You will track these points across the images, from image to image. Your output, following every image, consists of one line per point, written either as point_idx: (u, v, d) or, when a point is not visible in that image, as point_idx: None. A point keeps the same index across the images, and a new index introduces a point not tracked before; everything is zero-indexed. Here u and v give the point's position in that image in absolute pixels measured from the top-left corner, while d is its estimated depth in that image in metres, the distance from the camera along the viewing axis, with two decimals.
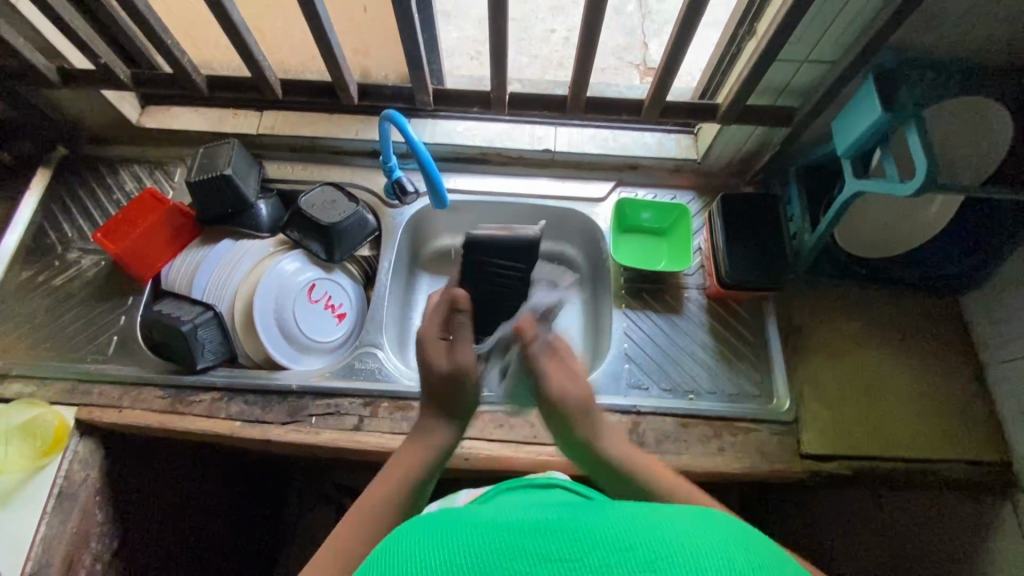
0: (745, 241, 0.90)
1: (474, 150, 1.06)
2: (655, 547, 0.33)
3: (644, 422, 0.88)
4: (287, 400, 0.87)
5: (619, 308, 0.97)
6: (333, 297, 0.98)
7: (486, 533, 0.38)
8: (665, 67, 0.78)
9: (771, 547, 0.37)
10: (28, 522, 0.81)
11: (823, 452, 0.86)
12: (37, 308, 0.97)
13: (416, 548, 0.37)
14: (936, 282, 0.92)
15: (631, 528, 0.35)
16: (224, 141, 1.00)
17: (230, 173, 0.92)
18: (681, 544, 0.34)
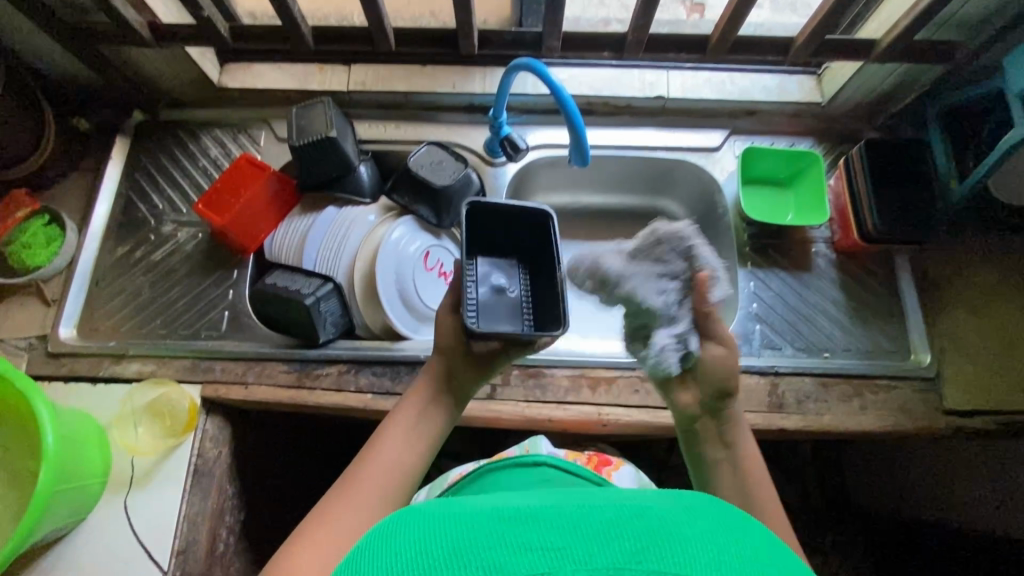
0: (891, 192, 0.85)
1: (580, 99, 0.99)
2: (640, 537, 0.34)
3: (783, 382, 0.85)
4: (416, 371, 0.85)
5: (743, 266, 0.93)
6: (445, 264, 0.94)
7: (478, 520, 0.37)
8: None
9: (751, 536, 0.38)
10: (171, 500, 0.80)
11: (966, 407, 0.84)
12: (140, 286, 0.93)
13: (409, 540, 0.36)
14: None
15: (616, 523, 0.35)
16: (317, 99, 0.94)
17: (335, 135, 0.87)
18: (661, 532, 0.34)
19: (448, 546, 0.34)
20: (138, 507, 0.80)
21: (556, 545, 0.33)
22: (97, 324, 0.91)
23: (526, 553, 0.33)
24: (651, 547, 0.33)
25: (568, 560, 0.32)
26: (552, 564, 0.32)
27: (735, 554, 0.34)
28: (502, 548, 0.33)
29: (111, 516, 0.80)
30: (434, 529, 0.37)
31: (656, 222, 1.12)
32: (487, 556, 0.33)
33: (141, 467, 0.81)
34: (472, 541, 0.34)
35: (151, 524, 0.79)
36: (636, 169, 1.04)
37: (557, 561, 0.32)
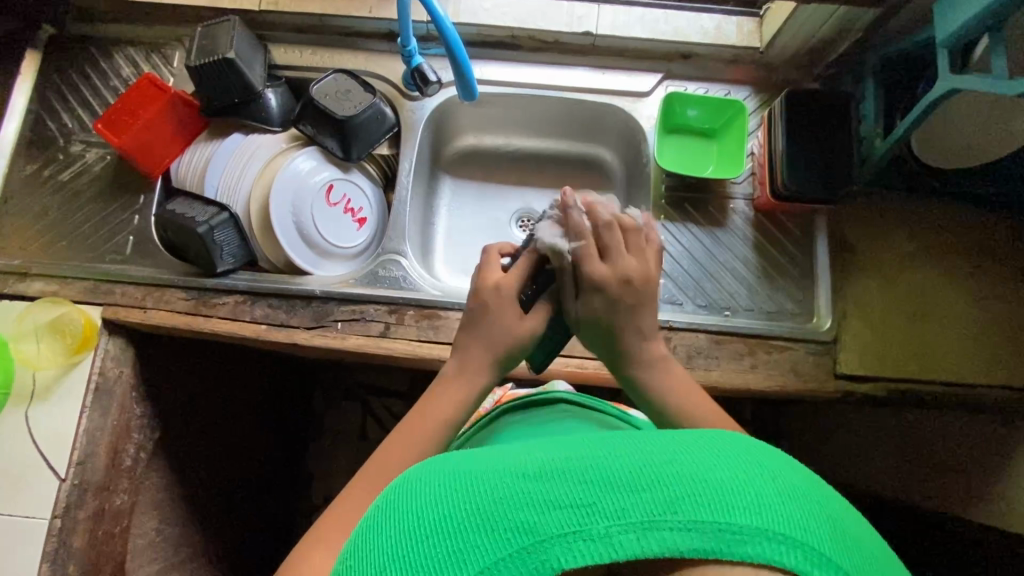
0: (810, 148, 0.80)
1: (504, 31, 0.93)
2: (679, 484, 0.32)
3: (676, 337, 0.84)
4: (312, 305, 0.86)
5: (657, 219, 0.91)
6: (353, 200, 0.92)
7: (508, 468, 0.35)
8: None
9: (804, 470, 0.36)
10: (70, 414, 0.84)
11: (859, 372, 0.83)
12: (49, 206, 0.93)
13: (437, 497, 0.36)
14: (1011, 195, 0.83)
15: (654, 471, 0.33)
16: (224, 17, 0.90)
17: (233, 57, 0.83)
18: (705, 479, 0.32)
19: (473, 507, 0.34)
20: (38, 419, 0.83)
21: (584, 501, 0.32)
22: (5, 241, 0.91)
23: (554, 512, 0.32)
24: (689, 495, 0.31)
25: (599, 516, 0.31)
26: (579, 522, 0.31)
27: (778, 491, 0.32)
28: (534, 508, 0.32)
29: (12, 425, 0.83)
30: (460, 486, 0.35)
31: (588, 169, 1.09)
32: (517, 518, 0.32)
33: (41, 382, 0.84)
34: (496, 499, 0.33)
35: (50, 435, 0.83)
36: (564, 111, 1.00)
37: (587, 517, 0.31)
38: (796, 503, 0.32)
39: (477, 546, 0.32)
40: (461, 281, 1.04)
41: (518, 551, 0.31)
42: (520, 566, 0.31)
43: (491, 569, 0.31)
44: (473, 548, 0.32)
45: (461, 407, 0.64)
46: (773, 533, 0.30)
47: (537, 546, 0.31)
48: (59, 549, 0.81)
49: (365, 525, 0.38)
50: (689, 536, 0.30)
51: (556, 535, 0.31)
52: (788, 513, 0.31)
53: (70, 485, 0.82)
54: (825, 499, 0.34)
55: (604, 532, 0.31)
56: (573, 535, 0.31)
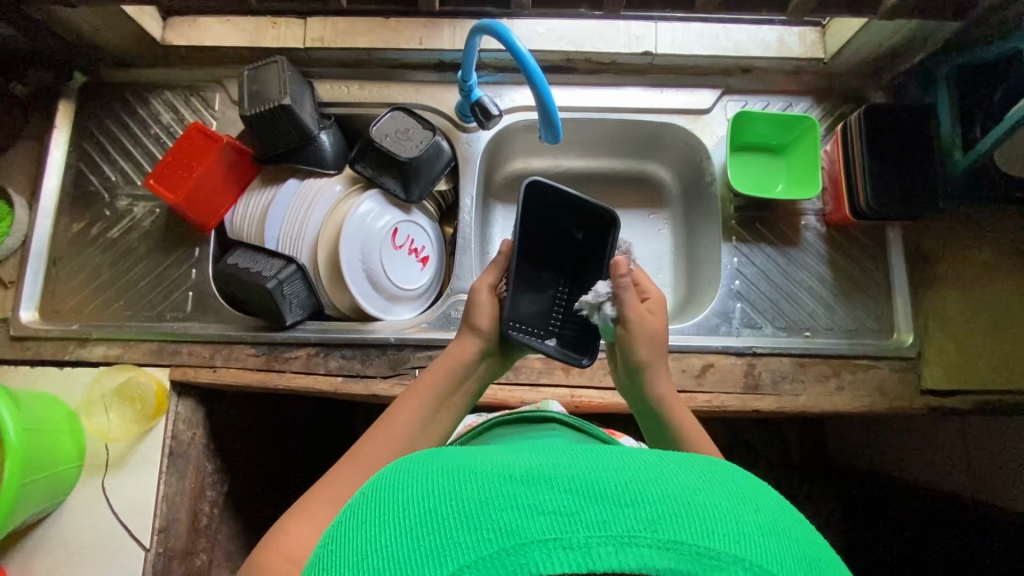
0: (891, 165, 0.78)
1: (560, 55, 0.90)
2: (661, 503, 0.31)
3: (760, 363, 0.83)
4: (388, 354, 0.83)
5: (729, 241, 0.89)
6: (415, 240, 0.90)
7: (488, 471, 0.34)
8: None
9: (780, 505, 0.36)
10: (148, 482, 0.81)
11: (945, 386, 0.83)
12: (101, 265, 0.90)
13: (414, 496, 0.35)
14: None
15: (637, 485, 0.32)
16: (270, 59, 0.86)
17: (289, 103, 0.80)
18: (686, 500, 0.32)
19: (452, 509, 0.32)
20: (116, 489, 0.81)
21: (567, 509, 0.31)
22: (59, 305, 0.88)
23: (537, 517, 0.31)
24: (673, 516, 0.31)
25: (581, 526, 0.30)
26: (561, 530, 0.30)
27: (756, 524, 0.32)
28: (516, 512, 0.31)
29: (90, 497, 0.81)
30: (444, 485, 0.34)
31: (641, 186, 1.07)
32: (499, 520, 0.31)
33: (114, 451, 0.82)
34: (477, 500, 0.32)
35: (130, 505, 0.81)
36: (619, 131, 0.98)
37: (569, 526, 0.30)
38: (771, 535, 0.32)
39: (456, 543, 0.31)
40: None
41: (494, 553, 0.30)
42: (497, 568, 0.30)
43: (464, 570, 0.30)
44: (454, 545, 0.31)
45: (451, 375, 0.71)
46: (747, 563, 0.30)
47: (516, 551, 0.30)
48: None
49: (336, 529, 0.37)
50: (667, 556, 0.29)
51: (534, 540, 0.30)
52: (762, 545, 0.31)
53: (154, 555, 0.80)
54: (799, 535, 0.34)
55: (583, 542, 0.30)
56: (553, 542, 0.30)
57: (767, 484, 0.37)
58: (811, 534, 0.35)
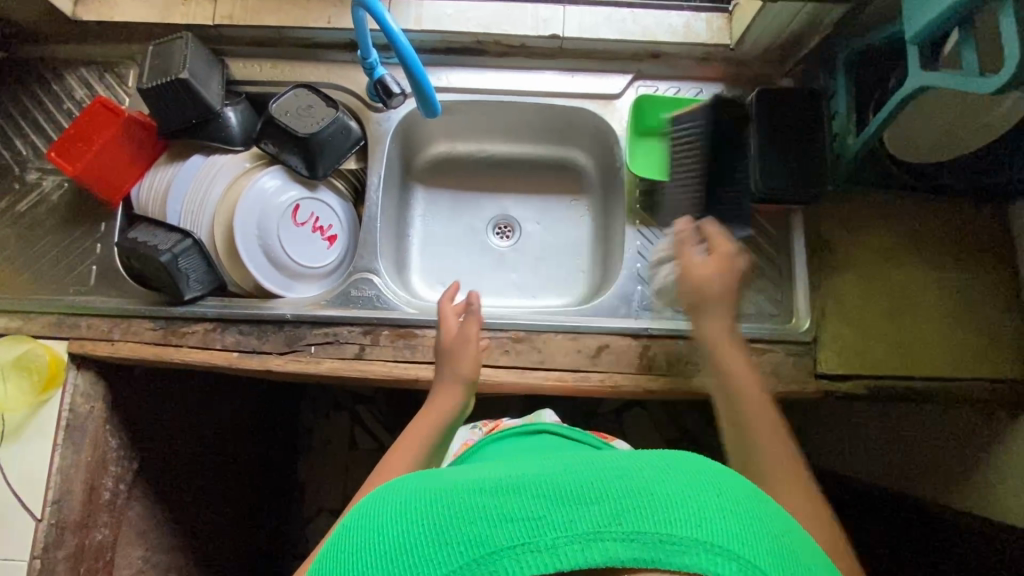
0: (782, 148, 0.79)
1: (469, 37, 0.90)
2: (623, 498, 0.35)
3: (656, 345, 0.83)
4: (284, 330, 0.84)
5: (633, 224, 0.89)
6: (321, 218, 0.90)
7: (458, 488, 0.37)
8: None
9: (739, 482, 0.39)
10: (42, 453, 0.82)
11: (838, 371, 0.83)
12: (7, 238, 0.90)
13: (390, 522, 0.37)
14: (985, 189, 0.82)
15: (599, 483, 0.35)
16: (176, 35, 0.87)
17: (186, 78, 0.81)
18: (644, 491, 0.35)
19: (423, 529, 0.35)
20: (8, 460, 0.82)
21: (534, 514, 0.34)
22: None
23: (505, 526, 0.34)
24: (635, 508, 0.34)
25: (551, 528, 0.33)
26: (528, 535, 0.33)
27: (716, 506, 0.36)
28: (488, 521, 0.34)
29: None
30: (417, 508, 0.37)
31: (564, 172, 1.07)
32: (469, 533, 0.34)
33: (10, 422, 0.82)
34: (447, 516, 0.35)
35: (24, 477, 0.81)
36: (535, 116, 0.98)
37: (538, 530, 0.33)
38: (732, 516, 0.36)
39: (431, 563, 0.34)
40: (439, 292, 1.04)
41: (470, 563, 0.33)
42: None
43: None
44: (430, 561, 0.34)
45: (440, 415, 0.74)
46: (708, 545, 0.34)
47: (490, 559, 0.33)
48: None
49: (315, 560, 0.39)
50: (630, 545, 0.33)
51: (507, 549, 0.33)
52: (723, 524, 0.35)
53: (47, 525, 0.81)
54: (754, 511, 0.37)
55: (551, 544, 0.33)
56: (522, 548, 0.33)
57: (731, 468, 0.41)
58: (772, 507, 0.39)
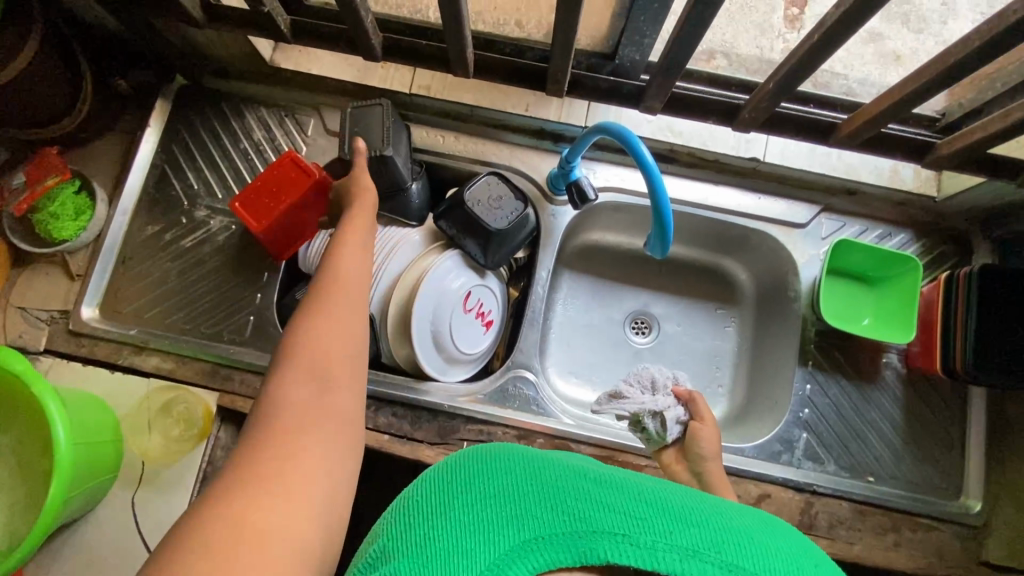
0: (998, 330, 0.75)
1: (664, 145, 0.89)
2: (725, 535, 0.39)
3: (818, 503, 0.80)
4: (439, 420, 0.82)
5: (804, 365, 0.86)
6: (484, 304, 0.88)
7: (566, 467, 0.43)
8: (1020, 116, 0.61)
9: (828, 563, 0.42)
10: (178, 506, 0.80)
11: (1008, 562, 0.79)
12: (168, 272, 0.89)
13: (495, 468, 0.43)
14: None
15: (697, 513, 0.40)
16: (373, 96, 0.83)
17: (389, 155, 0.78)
18: (743, 535, 0.39)
19: (533, 487, 0.41)
20: (144, 506, 0.80)
21: (640, 515, 0.39)
22: (121, 307, 0.87)
23: (609, 515, 0.39)
24: (737, 544, 0.38)
25: (650, 532, 0.38)
26: (630, 529, 0.38)
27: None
28: (591, 504, 0.39)
29: (118, 510, 0.80)
30: (526, 470, 0.43)
31: (714, 281, 1.04)
32: (574, 507, 0.39)
33: (151, 468, 0.80)
34: (556, 484, 0.41)
35: (157, 528, 0.79)
36: (707, 227, 0.95)
37: (641, 529, 0.38)
38: None
39: (535, 515, 0.39)
40: (570, 383, 1.01)
41: (571, 531, 0.38)
42: (572, 547, 0.38)
43: (545, 535, 0.38)
44: (534, 517, 0.39)
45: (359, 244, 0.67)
46: None
47: (590, 536, 0.38)
48: None
49: (404, 491, 0.45)
50: None
51: (607, 533, 0.38)
52: None
53: None
54: None
55: (650, 545, 0.37)
56: (622, 537, 0.38)
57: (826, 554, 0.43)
58: None
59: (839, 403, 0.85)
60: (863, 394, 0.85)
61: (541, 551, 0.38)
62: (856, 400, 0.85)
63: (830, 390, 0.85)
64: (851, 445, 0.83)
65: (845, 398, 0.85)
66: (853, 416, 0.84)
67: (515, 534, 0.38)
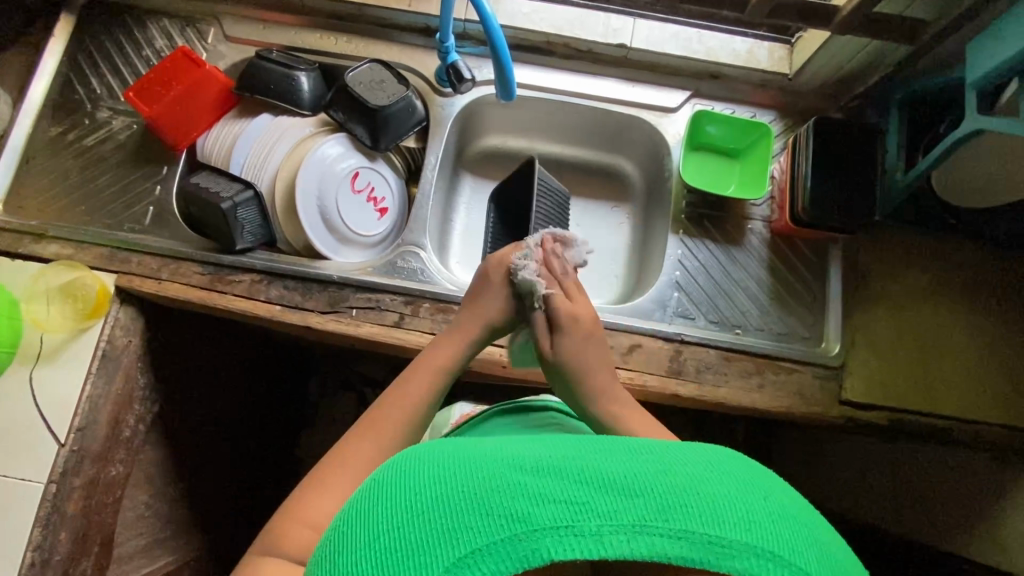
0: (835, 177, 0.82)
1: (540, 36, 0.95)
2: (676, 494, 0.35)
3: (687, 351, 0.85)
4: (328, 290, 0.86)
5: (676, 233, 0.92)
6: (376, 189, 0.93)
7: (493, 458, 0.37)
8: None
9: (781, 487, 0.40)
10: (75, 379, 0.83)
11: (864, 400, 0.84)
12: (70, 169, 0.92)
13: (421, 476, 0.37)
14: (1008, 239, 0.85)
15: (647, 478, 0.35)
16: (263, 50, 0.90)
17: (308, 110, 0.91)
18: (694, 486, 0.36)
19: (459, 492, 0.35)
20: (40, 380, 0.82)
21: (579, 498, 0.34)
22: (24, 202, 0.91)
23: (549, 506, 0.34)
24: (689, 502, 0.34)
25: (594, 514, 0.33)
26: (573, 518, 0.33)
27: (764, 511, 0.36)
28: (528, 499, 0.34)
29: (15, 386, 0.82)
30: (453, 471, 0.37)
31: (608, 179, 1.10)
32: (510, 507, 0.34)
33: (48, 344, 0.83)
34: (483, 485, 0.35)
35: (54, 400, 0.82)
36: (592, 120, 1.01)
37: (580, 514, 0.33)
38: (778, 519, 0.36)
39: (471, 529, 0.34)
40: (473, 278, 1.05)
41: (512, 535, 0.33)
42: (511, 552, 0.33)
43: (479, 551, 0.33)
44: (464, 529, 0.34)
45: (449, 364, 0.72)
46: (756, 549, 0.34)
47: (531, 537, 0.33)
48: (52, 515, 0.80)
49: (340, 515, 0.40)
50: (677, 544, 0.33)
51: (548, 528, 0.33)
52: (770, 532, 0.35)
53: (68, 451, 0.81)
54: (800, 521, 0.37)
55: (596, 530, 0.33)
56: (567, 529, 0.33)
57: (780, 478, 0.41)
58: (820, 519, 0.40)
59: (710, 265, 0.91)
60: (734, 256, 0.91)
61: (479, 565, 0.33)
62: (726, 263, 0.91)
63: (695, 251, 0.91)
64: (721, 301, 0.89)
65: (712, 261, 0.91)
66: (723, 276, 0.90)
67: (450, 552, 0.33)
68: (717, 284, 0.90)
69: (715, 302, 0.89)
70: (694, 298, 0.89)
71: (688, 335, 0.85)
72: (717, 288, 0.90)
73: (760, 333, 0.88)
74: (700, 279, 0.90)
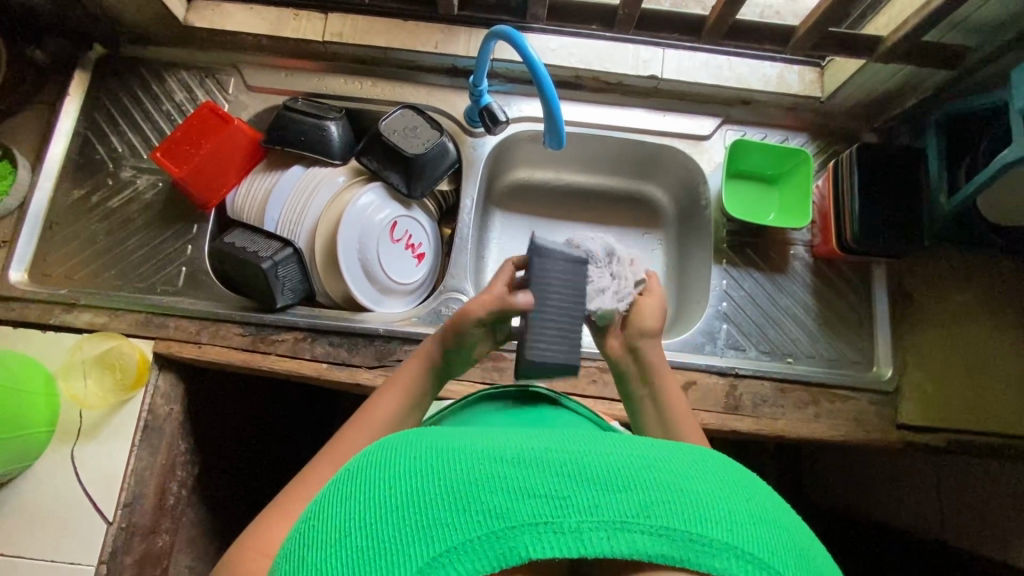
0: (880, 202, 0.83)
1: (569, 71, 0.94)
2: (658, 489, 0.32)
3: (741, 385, 0.84)
4: (374, 344, 0.84)
5: (719, 263, 0.92)
6: (413, 236, 0.92)
7: (470, 452, 0.34)
8: None
9: (769, 493, 0.37)
10: (119, 453, 0.80)
11: (920, 423, 0.83)
12: (97, 233, 0.90)
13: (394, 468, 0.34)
14: None
15: (633, 474, 0.32)
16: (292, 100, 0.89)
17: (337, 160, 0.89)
18: (678, 484, 0.33)
19: (431, 486, 0.32)
20: (82, 457, 0.79)
21: (558, 493, 0.31)
22: (51, 269, 0.88)
23: (528, 500, 0.31)
24: (670, 499, 0.32)
25: (573, 510, 0.31)
26: (551, 513, 0.31)
27: (747, 513, 0.33)
28: (506, 494, 0.31)
29: (57, 465, 0.79)
30: (426, 463, 0.34)
31: (638, 207, 1.09)
32: (486, 503, 0.31)
33: (87, 420, 0.80)
34: (458, 479, 0.32)
35: (99, 476, 0.79)
36: (622, 150, 1.00)
37: (561, 510, 0.31)
38: (761, 523, 0.33)
39: (443, 524, 0.31)
40: None
41: (484, 534, 0.31)
42: (487, 550, 0.30)
43: (456, 548, 0.30)
44: (438, 525, 0.31)
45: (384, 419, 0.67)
46: (739, 551, 0.31)
47: (506, 533, 0.31)
48: None
49: (308, 513, 0.37)
50: (656, 541, 0.31)
51: (523, 523, 0.31)
52: (755, 535, 0.32)
53: (117, 529, 0.78)
54: (788, 529, 0.34)
55: (575, 527, 0.31)
56: (544, 526, 0.31)
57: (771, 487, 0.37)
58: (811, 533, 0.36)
59: (757, 294, 0.90)
60: (781, 285, 0.90)
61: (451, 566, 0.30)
62: (773, 291, 0.90)
63: (740, 281, 0.91)
64: (771, 330, 0.89)
65: (759, 290, 0.90)
66: (771, 304, 0.90)
67: (421, 550, 0.30)
68: (767, 313, 0.89)
69: (766, 332, 0.88)
70: (744, 329, 0.88)
71: (743, 369, 0.85)
72: (766, 318, 0.89)
73: (810, 360, 0.87)
74: (748, 309, 0.89)
